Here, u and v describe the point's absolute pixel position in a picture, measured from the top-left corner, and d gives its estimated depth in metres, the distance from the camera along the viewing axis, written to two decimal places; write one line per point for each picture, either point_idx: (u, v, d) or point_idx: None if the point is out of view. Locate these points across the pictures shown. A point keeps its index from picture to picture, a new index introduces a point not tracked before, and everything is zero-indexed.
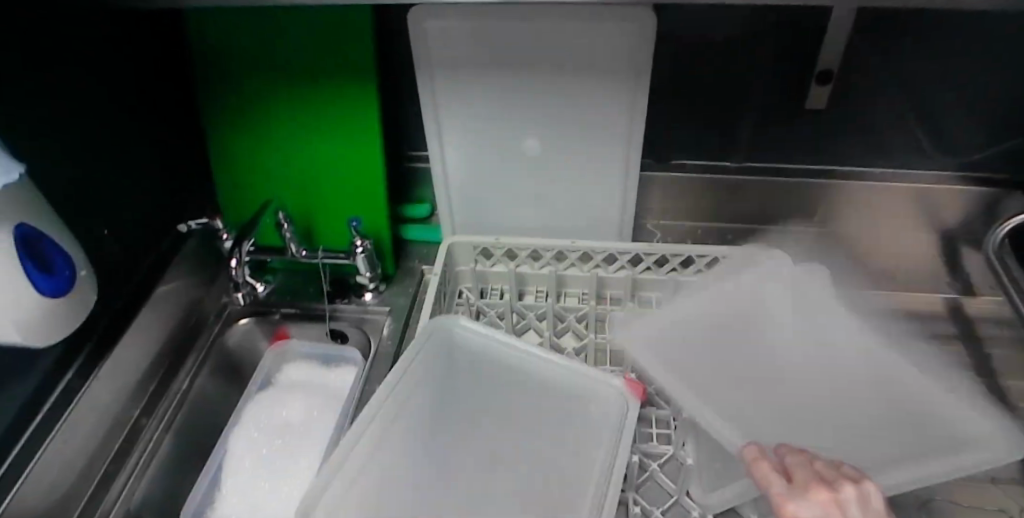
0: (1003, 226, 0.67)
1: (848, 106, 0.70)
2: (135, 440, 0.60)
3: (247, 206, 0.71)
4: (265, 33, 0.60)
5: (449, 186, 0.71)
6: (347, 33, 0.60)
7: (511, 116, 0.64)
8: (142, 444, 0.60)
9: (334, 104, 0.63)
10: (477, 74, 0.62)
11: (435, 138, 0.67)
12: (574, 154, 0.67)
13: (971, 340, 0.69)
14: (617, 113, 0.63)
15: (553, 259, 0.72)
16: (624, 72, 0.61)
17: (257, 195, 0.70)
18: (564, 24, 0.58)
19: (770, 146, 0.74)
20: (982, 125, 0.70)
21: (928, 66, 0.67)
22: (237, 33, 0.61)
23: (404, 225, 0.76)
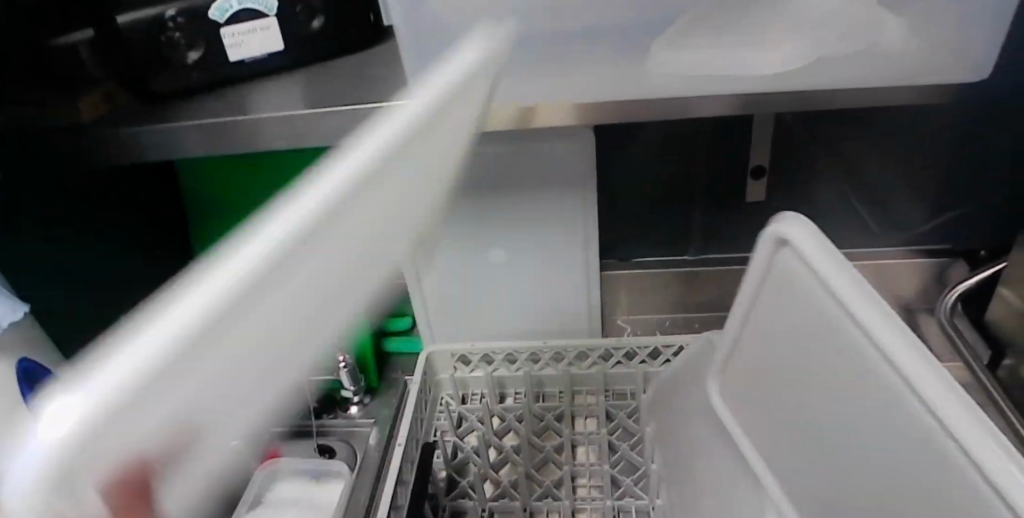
0: (949, 292, 0.70)
1: (786, 196, 0.76)
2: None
3: None
4: (250, 177, 0.68)
5: (425, 299, 0.75)
6: None
7: (474, 231, 0.71)
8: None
9: None
10: (441, 196, 0.69)
11: (408, 257, 0.72)
12: (536, 259, 0.73)
13: None
14: (569, 219, 0.70)
15: (528, 360, 0.75)
16: (571, 184, 0.67)
17: None
18: (512, 148, 0.65)
19: (722, 237, 0.79)
20: (915, 202, 0.76)
21: (851, 154, 0.73)
22: (224, 179, 0.69)
23: (386, 338, 0.81)
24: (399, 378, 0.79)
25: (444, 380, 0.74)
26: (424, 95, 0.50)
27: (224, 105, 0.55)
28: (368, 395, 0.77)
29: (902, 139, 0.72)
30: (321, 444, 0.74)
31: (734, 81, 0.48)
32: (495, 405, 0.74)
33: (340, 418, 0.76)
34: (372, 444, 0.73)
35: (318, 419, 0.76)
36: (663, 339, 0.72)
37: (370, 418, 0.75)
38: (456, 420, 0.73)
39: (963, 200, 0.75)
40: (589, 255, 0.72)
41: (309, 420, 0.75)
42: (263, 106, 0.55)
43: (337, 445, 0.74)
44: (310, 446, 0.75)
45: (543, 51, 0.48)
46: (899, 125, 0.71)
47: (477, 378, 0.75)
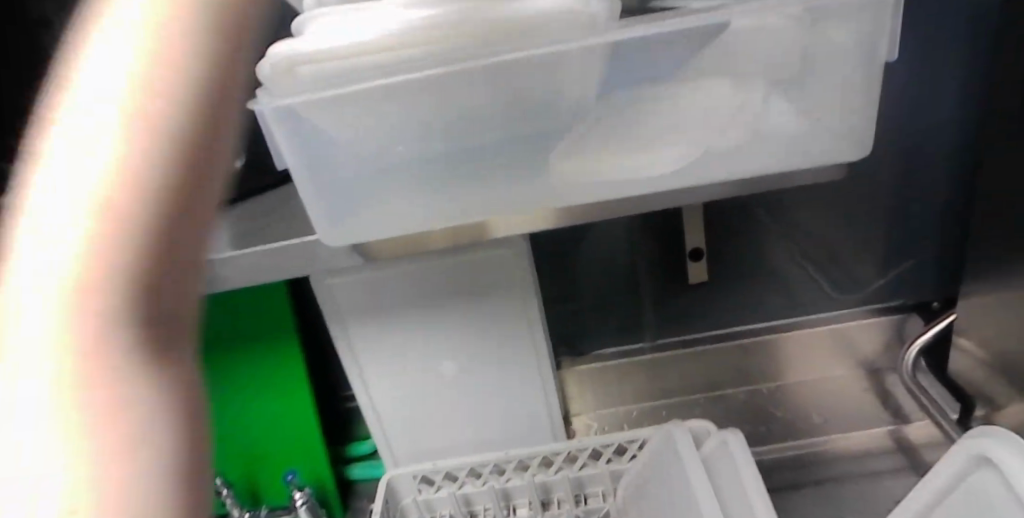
0: (909, 348, 0.69)
1: (732, 273, 0.76)
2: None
3: None
4: None
5: (381, 420, 0.74)
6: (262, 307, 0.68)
7: (422, 346, 0.70)
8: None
9: (261, 370, 0.69)
10: (383, 317, 0.69)
11: (358, 380, 0.72)
12: (488, 367, 0.72)
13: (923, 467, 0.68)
14: (515, 324, 0.69)
15: (493, 474, 0.73)
16: (510, 290, 0.68)
17: None
18: (445, 261, 0.66)
19: (676, 320, 0.79)
20: (858, 263, 0.76)
21: (788, 224, 0.73)
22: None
23: (348, 465, 0.78)
24: (365, 507, 0.76)
25: (407, 504, 0.71)
26: (329, 230, 0.50)
27: None
28: None
29: (834, 205, 0.72)
30: None
31: (637, 182, 0.50)
32: None
33: None
34: None
35: None
36: (635, 432, 0.68)
37: None
38: None
39: (903, 254, 0.76)
40: (540, 356, 0.72)
41: None
42: None
43: None
44: None
45: (441, 171, 0.49)
46: (827, 193, 0.72)
47: (444, 497, 0.72)
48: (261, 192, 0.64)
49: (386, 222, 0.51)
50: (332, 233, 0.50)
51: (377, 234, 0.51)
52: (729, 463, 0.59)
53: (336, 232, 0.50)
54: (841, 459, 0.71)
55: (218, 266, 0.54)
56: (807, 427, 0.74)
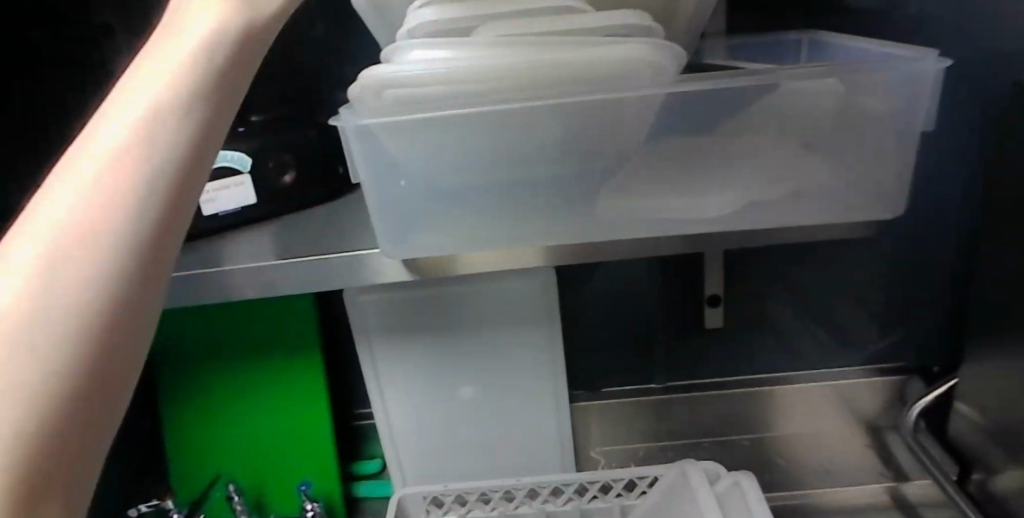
0: (911, 407, 0.73)
1: (743, 322, 0.79)
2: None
3: (200, 482, 0.73)
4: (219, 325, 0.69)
5: (395, 438, 0.75)
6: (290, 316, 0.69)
7: (446, 367, 0.72)
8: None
9: (283, 378, 0.70)
10: (410, 335, 0.70)
11: (377, 396, 0.73)
12: (506, 393, 0.73)
13: None
14: (535, 353, 0.72)
15: (503, 500, 0.73)
16: (534, 319, 0.70)
17: (211, 470, 0.72)
18: (477, 286, 0.68)
19: (686, 363, 0.82)
20: (863, 323, 0.80)
21: (801, 280, 0.77)
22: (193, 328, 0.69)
23: (355, 482, 0.79)
24: None
25: None
26: (396, 245, 0.54)
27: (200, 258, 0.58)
28: None
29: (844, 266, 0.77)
30: None
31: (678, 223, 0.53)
32: None
33: None
34: None
35: None
36: (646, 469, 0.70)
37: None
38: None
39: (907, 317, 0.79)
40: (557, 387, 0.73)
41: None
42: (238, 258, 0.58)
43: None
44: None
45: (502, 196, 0.53)
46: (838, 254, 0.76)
47: None
48: (306, 205, 0.67)
49: (449, 240, 0.54)
50: (399, 246, 0.54)
51: (440, 251, 0.54)
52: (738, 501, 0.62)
53: (402, 246, 0.54)
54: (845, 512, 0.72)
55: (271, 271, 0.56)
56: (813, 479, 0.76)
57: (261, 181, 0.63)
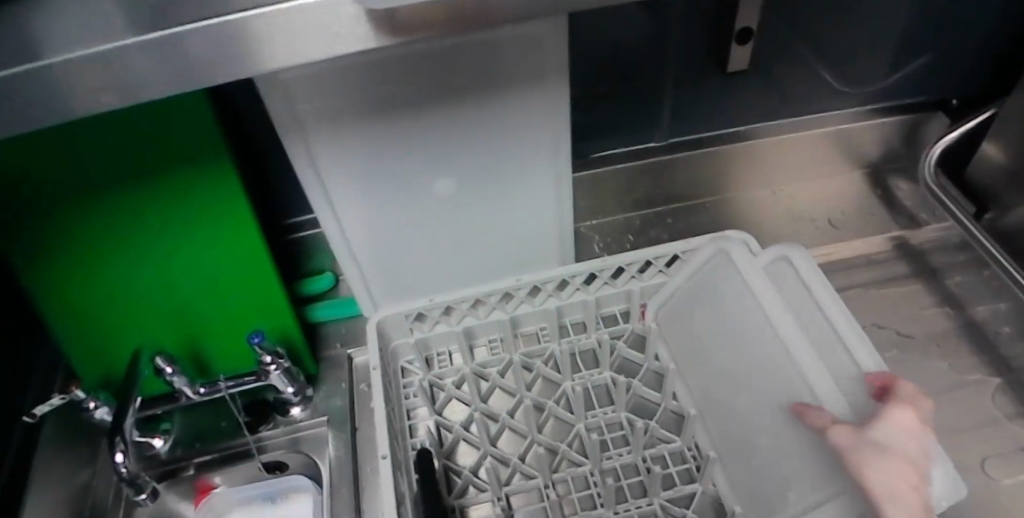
0: (933, 149, 0.66)
1: (763, 65, 0.65)
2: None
3: (112, 357, 0.55)
4: (60, 152, 0.44)
5: (354, 253, 0.59)
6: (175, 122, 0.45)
7: (416, 155, 0.54)
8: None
9: (189, 211, 0.49)
10: (364, 120, 0.50)
11: (324, 207, 0.55)
12: (494, 181, 0.57)
13: (928, 272, 0.67)
14: (534, 128, 0.54)
15: (500, 302, 0.63)
16: (534, 80, 0.51)
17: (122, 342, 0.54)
18: (460, 41, 0.46)
19: (691, 115, 0.68)
20: (889, 58, 0.68)
21: (854, 4, 0.62)
22: (14, 155, 0.43)
23: (308, 306, 0.64)
24: (339, 354, 0.63)
25: (401, 346, 0.61)
26: None
27: None
28: (311, 385, 0.61)
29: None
30: (268, 462, 0.59)
31: None
32: (473, 363, 0.62)
33: (281, 427, 0.59)
34: (336, 448, 0.58)
35: (255, 435, 0.58)
36: (664, 248, 0.61)
37: (322, 414, 0.60)
38: (434, 392, 0.61)
39: (946, 44, 0.67)
40: (560, 168, 0.57)
41: (244, 437, 0.58)
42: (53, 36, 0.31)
43: (289, 456, 0.59)
44: (255, 467, 0.59)
45: None
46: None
47: (440, 336, 0.62)
48: None
49: None
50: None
51: None
52: (788, 279, 0.54)
53: None
54: (856, 266, 0.69)
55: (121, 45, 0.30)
56: (819, 234, 0.71)
57: None
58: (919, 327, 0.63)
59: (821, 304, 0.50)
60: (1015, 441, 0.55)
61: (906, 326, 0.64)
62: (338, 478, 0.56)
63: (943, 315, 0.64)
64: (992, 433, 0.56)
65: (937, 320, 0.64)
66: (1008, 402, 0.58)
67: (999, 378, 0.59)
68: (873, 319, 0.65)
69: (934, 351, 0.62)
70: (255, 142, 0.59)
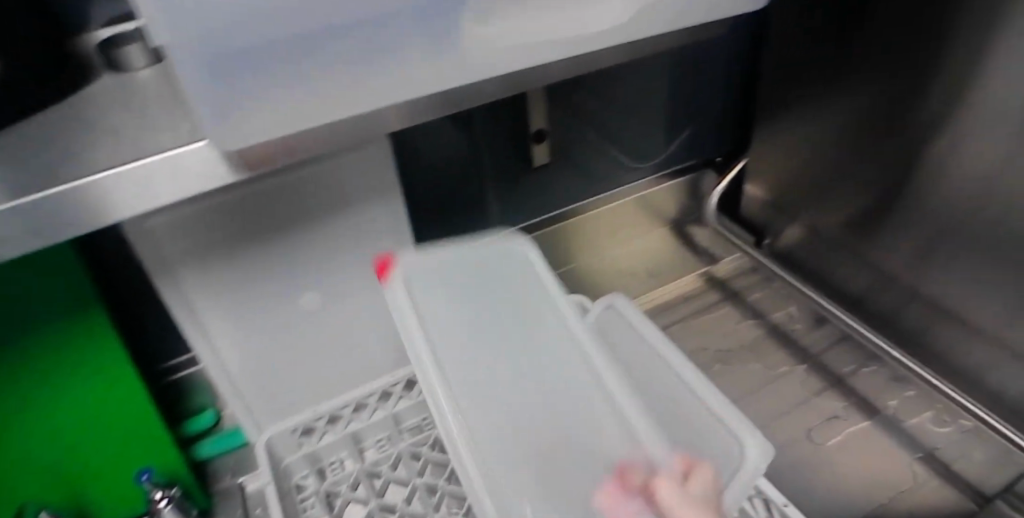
0: (711, 199, 0.83)
1: (565, 154, 0.79)
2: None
3: None
4: None
5: (234, 379, 0.63)
6: (50, 283, 0.49)
7: (280, 279, 0.60)
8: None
9: (65, 363, 0.52)
10: (226, 254, 0.56)
11: (199, 338, 0.59)
12: (354, 291, 0.64)
13: (736, 296, 0.81)
14: (381, 239, 0.63)
15: (382, 399, 0.68)
16: (373, 199, 0.60)
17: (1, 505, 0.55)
18: (301, 175, 0.55)
19: (519, 206, 0.80)
20: (660, 135, 0.85)
21: (620, 100, 0.78)
22: None
23: (192, 445, 0.66)
24: (233, 483, 0.65)
25: (291, 462, 0.63)
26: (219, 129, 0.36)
27: None
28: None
29: (658, 74, 0.79)
30: None
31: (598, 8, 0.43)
32: (365, 463, 0.65)
33: None
34: None
35: None
36: None
37: None
38: (330, 498, 0.63)
39: (698, 118, 0.86)
40: None
41: None
42: None
43: None
44: None
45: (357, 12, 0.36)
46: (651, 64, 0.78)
47: (329, 444, 0.65)
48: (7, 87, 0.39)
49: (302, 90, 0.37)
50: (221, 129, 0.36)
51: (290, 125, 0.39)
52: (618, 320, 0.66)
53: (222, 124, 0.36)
54: (682, 302, 0.81)
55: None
56: (645, 283, 0.84)
57: None
58: (740, 340, 0.76)
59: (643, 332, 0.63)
60: (827, 414, 0.67)
61: (730, 341, 0.76)
62: None
63: (756, 327, 0.77)
64: (811, 411, 0.68)
65: (752, 332, 0.77)
66: (817, 383, 0.70)
67: (806, 366, 0.72)
68: (703, 342, 0.77)
69: (754, 357, 0.74)
70: (125, 292, 0.63)
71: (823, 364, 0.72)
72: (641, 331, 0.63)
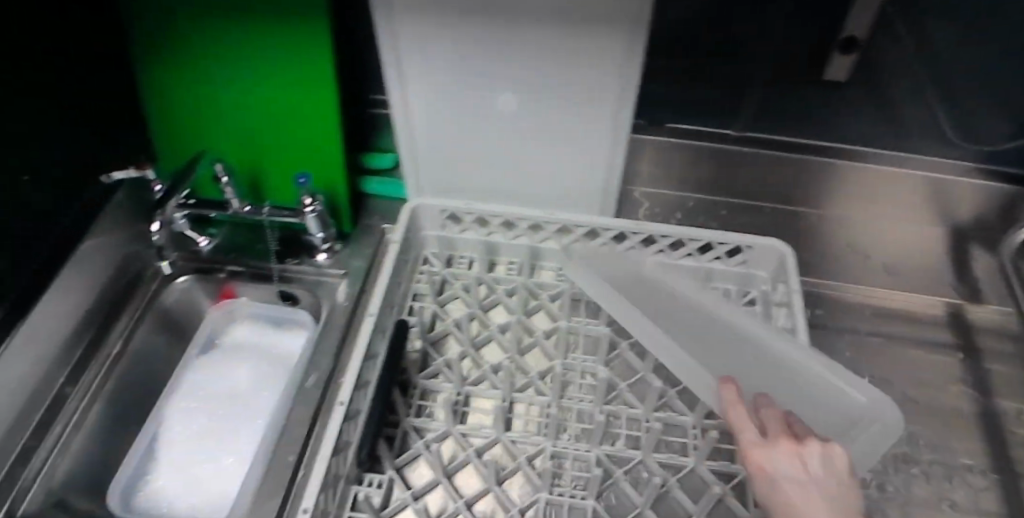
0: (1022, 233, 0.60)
1: (868, 83, 0.63)
2: (47, 426, 0.56)
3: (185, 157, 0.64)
4: None
5: (413, 138, 0.63)
6: None
7: (491, 66, 0.55)
8: (51, 438, 0.56)
9: (281, 53, 0.55)
10: (451, 20, 0.52)
11: (395, 87, 0.58)
12: (553, 116, 0.58)
13: (968, 351, 0.65)
14: (605, 75, 0.54)
15: (530, 231, 0.65)
16: (617, 32, 0.51)
17: (200, 146, 0.63)
18: None
19: (782, 117, 0.67)
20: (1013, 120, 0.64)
21: (977, 45, 0.58)
22: None
23: (364, 176, 0.69)
24: (377, 226, 0.69)
25: (429, 237, 0.65)
26: None
27: None
28: (341, 242, 0.67)
29: None
30: (283, 291, 0.66)
31: None
32: (485, 274, 0.65)
33: (304, 265, 0.66)
34: (340, 298, 0.64)
35: (280, 264, 0.66)
36: (711, 234, 0.62)
37: (340, 268, 0.66)
38: (442, 287, 0.65)
39: None
40: (621, 119, 0.58)
41: (269, 263, 0.66)
42: None
43: (300, 293, 0.66)
44: (272, 292, 0.67)
45: None
46: None
47: (467, 240, 0.65)
48: None
49: None
50: None
51: None
52: (776, 280, 0.62)
53: None
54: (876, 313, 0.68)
55: None
56: (853, 274, 0.71)
57: None
58: (934, 398, 0.61)
59: (799, 305, 0.58)
60: None
61: (922, 391, 0.62)
62: (331, 322, 0.62)
63: (963, 394, 0.62)
64: None
65: (955, 398, 0.61)
66: (995, 499, 0.55)
67: (996, 472, 0.56)
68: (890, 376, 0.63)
69: (934, 423, 0.59)
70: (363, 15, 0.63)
71: (1016, 483, 0.56)
72: (796, 310, 0.57)
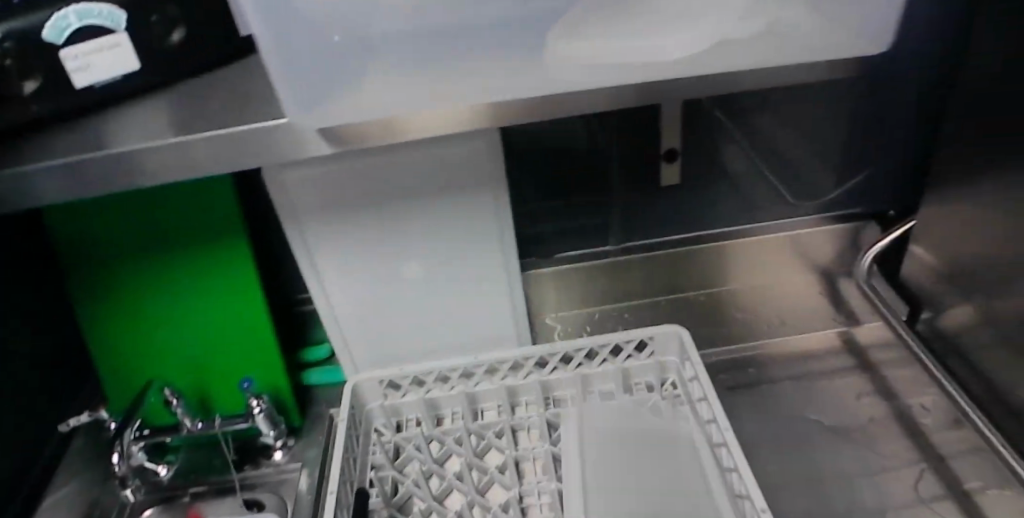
0: (867, 254, 0.73)
1: (700, 177, 0.75)
2: None
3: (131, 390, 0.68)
4: (137, 215, 0.60)
5: (339, 323, 0.70)
6: (213, 203, 0.61)
7: (391, 242, 0.65)
8: None
9: (210, 272, 0.64)
10: (348, 212, 0.62)
11: (314, 282, 0.67)
12: (453, 268, 0.68)
13: (870, 367, 0.72)
14: (484, 223, 0.65)
15: (462, 378, 0.72)
16: (481, 188, 0.63)
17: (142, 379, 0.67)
18: (412, 157, 0.59)
19: (645, 222, 0.78)
20: (823, 172, 0.77)
21: (764, 127, 0.73)
22: (104, 213, 0.60)
23: (305, 370, 0.75)
24: (324, 413, 0.74)
25: (373, 409, 0.70)
26: (297, 103, 0.42)
27: (79, 139, 0.45)
28: (292, 436, 0.72)
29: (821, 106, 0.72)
30: (247, 499, 0.68)
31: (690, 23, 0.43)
32: (433, 430, 0.70)
33: (263, 468, 0.70)
34: (304, 489, 0.67)
35: (239, 474, 0.69)
36: (618, 336, 0.71)
37: (297, 461, 0.70)
38: (395, 453, 0.68)
39: (871, 159, 0.76)
40: (507, 255, 0.68)
41: (230, 475, 0.69)
42: (123, 139, 0.44)
43: (264, 496, 0.68)
44: (237, 502, 0.68)
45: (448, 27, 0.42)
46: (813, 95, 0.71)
47: (409, 403, 0.71)
48: (198, 72, 0.52)
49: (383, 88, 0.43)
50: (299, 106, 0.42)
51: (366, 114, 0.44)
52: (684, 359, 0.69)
53: (303, 105, 0.42)
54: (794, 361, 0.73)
55: (141, 151, 0.42)
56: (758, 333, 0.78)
57: (142, 38, 0.48)
58: (854, 415, 0.67)
59: (704, 374, 0.65)
60: None
61: (844, 412, 0.68)
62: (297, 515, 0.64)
63: (877, 404, 0.68)
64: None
65: (873, 409, 0.67)
66: (934, 486, 0.60)
67: (929, 463, 0.61)
68: (812, 408, 0.68)
69: (860, 436, 0.65)
70: (275, 237, 0.74)
71: (946, 466, 0.61)
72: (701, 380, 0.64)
